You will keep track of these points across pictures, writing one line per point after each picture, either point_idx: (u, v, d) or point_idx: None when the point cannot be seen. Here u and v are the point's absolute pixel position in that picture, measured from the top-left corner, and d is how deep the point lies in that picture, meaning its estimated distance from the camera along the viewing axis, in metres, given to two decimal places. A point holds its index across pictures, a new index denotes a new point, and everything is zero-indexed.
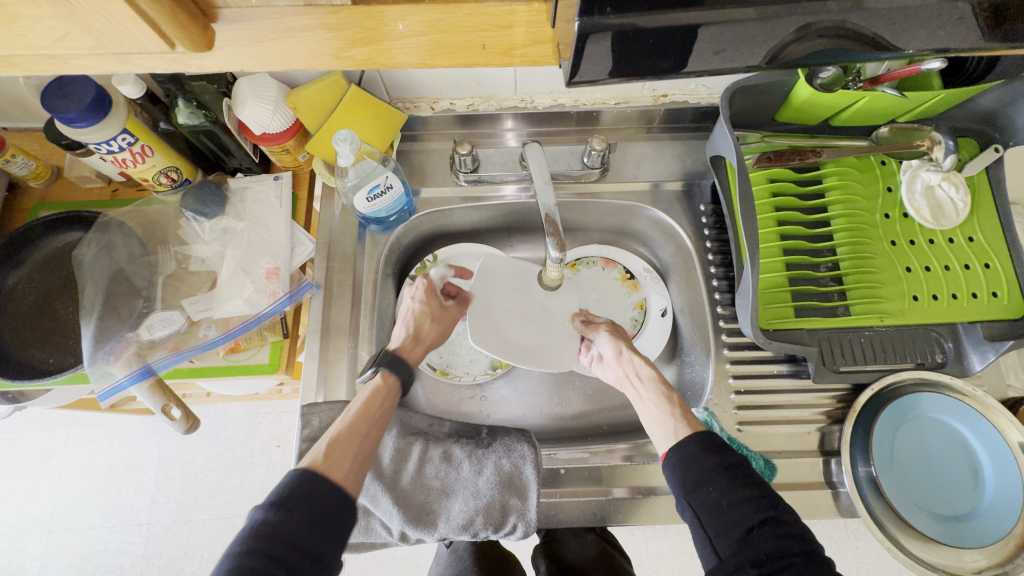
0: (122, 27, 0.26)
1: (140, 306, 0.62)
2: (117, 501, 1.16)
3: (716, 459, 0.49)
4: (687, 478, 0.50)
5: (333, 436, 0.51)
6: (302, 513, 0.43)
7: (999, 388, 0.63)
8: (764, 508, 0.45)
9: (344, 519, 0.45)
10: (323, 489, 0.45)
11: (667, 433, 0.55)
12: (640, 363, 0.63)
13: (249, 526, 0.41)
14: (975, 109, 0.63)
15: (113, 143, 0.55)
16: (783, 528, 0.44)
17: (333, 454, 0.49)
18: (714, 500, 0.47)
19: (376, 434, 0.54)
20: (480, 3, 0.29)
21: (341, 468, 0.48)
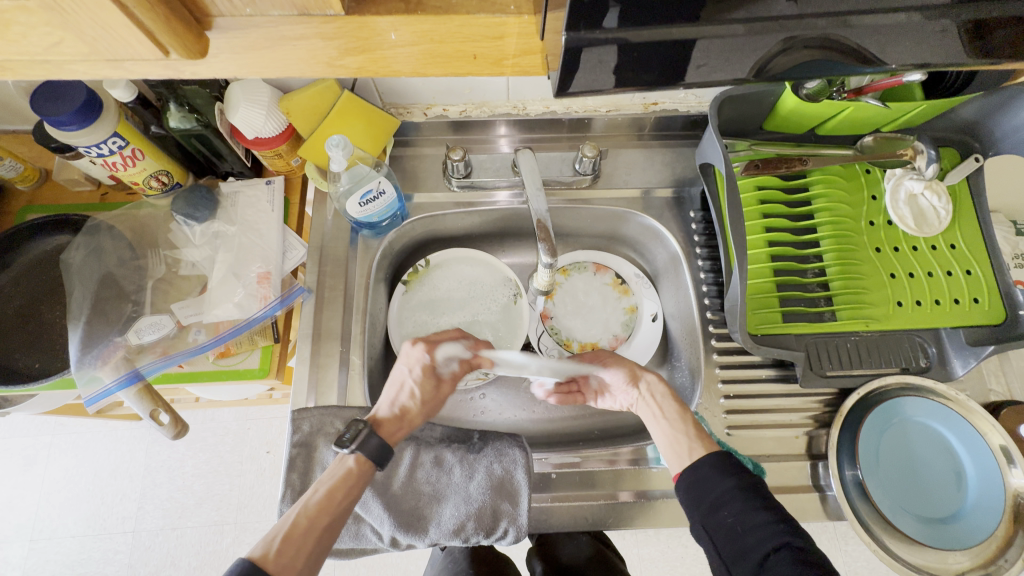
0: (117, 34, 0.26)
1: (129, 310, 0.62)
2: (102, 509, 1.14)
3: (733, 482, 0.49)
4: (702, 504, 0.50)
5: (288, 527, 0.47)
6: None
7: (980, 391, 0.65)
8: (781, 534, 0.45)
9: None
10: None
11: (681, 452, 0.55)
12: (653, 381, 0.63)
13: None
14: (954, 121, 0.65)
15: (103, 147, 0.55)
16: (800, 554, 0.43)
17: (285, 547, 0.45)
18: (729, 526, 0.47)
19: (338, 528, 0.49)
20: (470, 15, 0.29)
21: (292, 563, 0.45)
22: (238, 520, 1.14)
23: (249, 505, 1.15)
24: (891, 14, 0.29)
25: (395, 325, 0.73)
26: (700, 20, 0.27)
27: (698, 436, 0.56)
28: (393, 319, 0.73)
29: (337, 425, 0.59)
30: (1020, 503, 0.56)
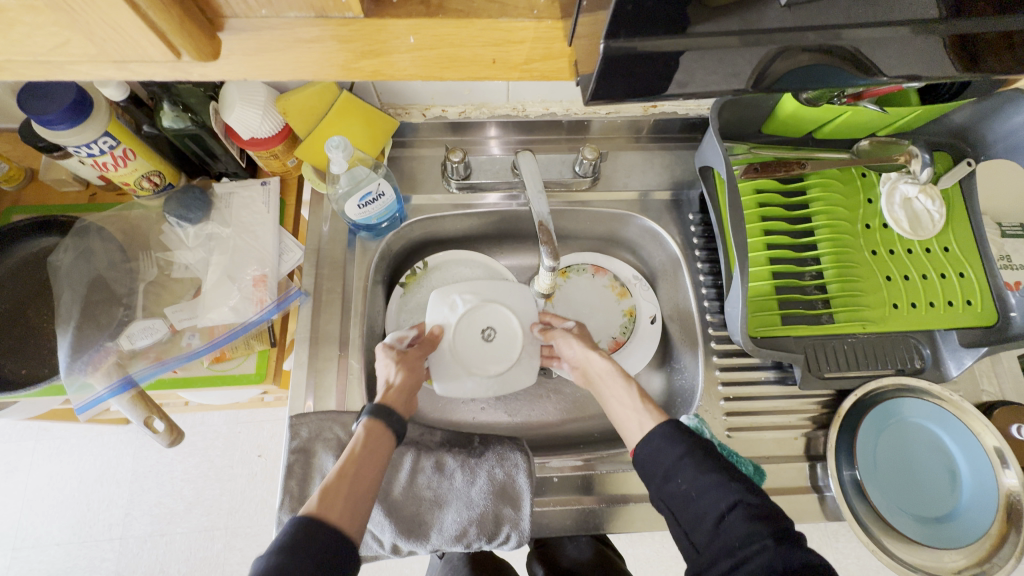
0: (126, 35, 0.25)
1: (120, 315, 0.60)
2: (87, 515, 1.11)
3: (680, 448, 0.50)
4: (657, 475, 0.50)
5: (324, 485, 0.48)
6: (304, 555, 0.40)
7: (973, 392, 0.66)
8: (734, 492, 0.45)
9: (349, 563, 0.42)
10: (324, 534, 0.42)
11: (633, 427, 0.56)
12: (597, 359, 0.63)
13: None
14: (947, 125, 0.66)
15: (93, 147, 0.53)
16: (754, 510, 0.44)
17: (327, 500, 0.46)
18: (683, 494, 0.47)
19: (371, 477, 0.50)
20: (493, 18, 0.29)
21: (336, 511, 0.45)
22: (229, 525, 1.12)
23: (240, 510, 1.13)
24: (879, 28, 0.29)
25: (393, 327, 0.72)
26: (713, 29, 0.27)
27: (646, 410, 0.56)
28: (392, 322, 0.72)
29: (336, 431, 0.58)
30: (1015, 502, 0.56)
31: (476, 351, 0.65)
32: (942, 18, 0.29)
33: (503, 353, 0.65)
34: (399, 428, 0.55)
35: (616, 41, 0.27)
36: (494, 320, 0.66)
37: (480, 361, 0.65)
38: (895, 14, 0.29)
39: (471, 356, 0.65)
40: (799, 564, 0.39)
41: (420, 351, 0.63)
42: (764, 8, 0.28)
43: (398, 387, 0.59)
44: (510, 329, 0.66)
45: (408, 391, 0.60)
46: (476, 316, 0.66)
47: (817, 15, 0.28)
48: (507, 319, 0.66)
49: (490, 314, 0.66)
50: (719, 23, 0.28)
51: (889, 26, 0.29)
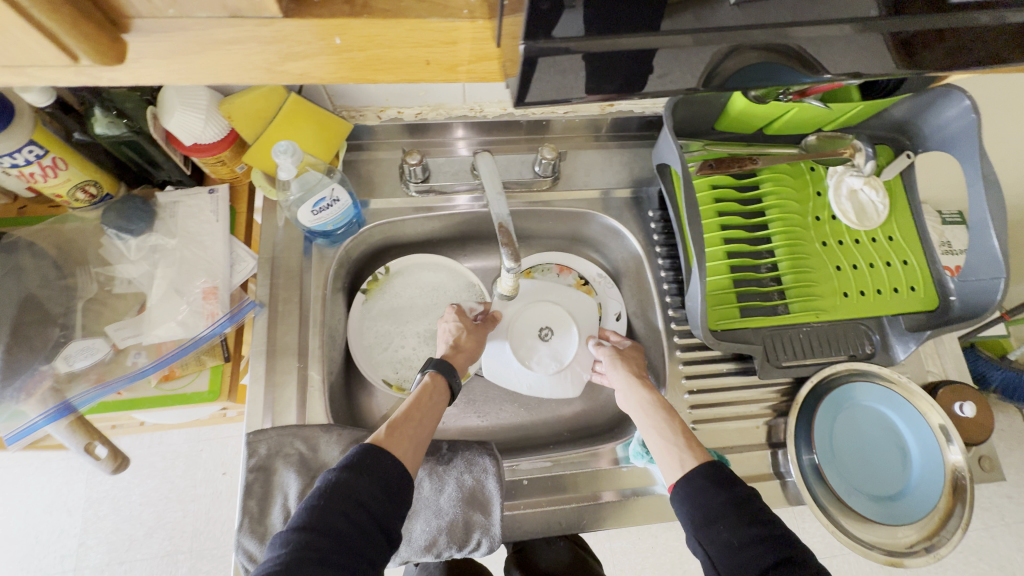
0: (13, 37, 0.23)
1: (56, 335, 0.56)
2: (37, 548, 1.04)
3: (725, 496, 0.48)
4: (698, 516, 0.48)
5: (391, 420, 0.53)
6: (370, 479, 0.45)
7: (919, 373, 0.69)
8: (780, 549, 0.44)
9: (406, 493, 0.47)
10: (388, 463, 0.47)
11: (673, 462, 0.54)
12: (639, 388, 0.62)
13: (323, 485, 0.44)
14: (888, 120, 0.69)
15: (19, 156, 0.50)
16: (799, 571, 0.42)
17: (395, 432, 0.51)
18: (726, 541, 0.46)
19: (430, 423, 0.55)
20: (422, 19, 0.28)
21: (402, 445, 0.50)
22: (194, 548, 1.07)
23: (206, 531, 1.09)
24: (822, 26, 0.29)
25: (356, 336, 0.70)
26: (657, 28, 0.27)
27: (689, 446, 0.55)
28: (355, 330, 0.71)
29: (297, 446, 0.56)
30: (960, 477, 0.59)
31: (533, 342, 0.71)
32: (880, 16, 0.29)
33: (557, 353, 0.71)
34: (455, 387, 0.61)
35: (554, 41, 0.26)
36: (554, 320, 0.73)
37: (533, 354, 0.71)
38: (839, 13, 0.29)
39: (527, 346, 0.71)
40: None
41: (485, 327, 0.69)
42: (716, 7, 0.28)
43: (462, 349, 0.65)
44: (567, 331, 0.72)
45: (472, 354, 0.66)
46: (539, 313, 0.73)
47: (761, 11, 0.28)
48: (565, 321, 0.73)
49: (547, 312, 0.73)
50: (676, 21, 0.27)
51: (833, 24, 0.29)
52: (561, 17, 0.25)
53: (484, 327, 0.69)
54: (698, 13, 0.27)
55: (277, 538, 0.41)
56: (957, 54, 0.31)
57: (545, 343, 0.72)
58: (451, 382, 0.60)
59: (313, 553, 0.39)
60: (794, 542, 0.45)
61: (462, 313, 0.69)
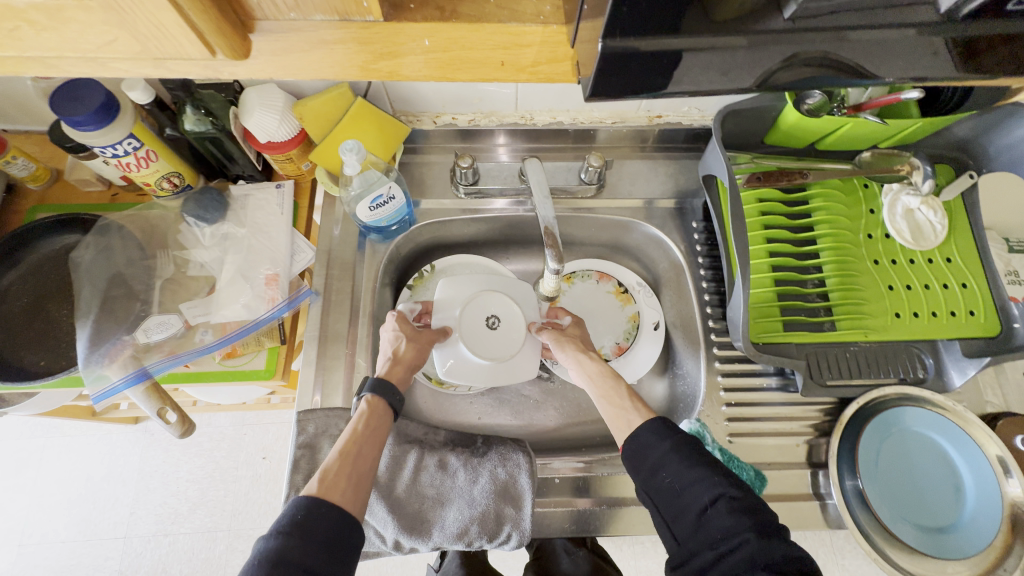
0: (170, 36, 0.27)
1: (138, 309, 0.62)
2: (94, 513, 1.12)
3: (667, 444, 0.49)
4: (642, 468, 0.49)
5: (326, 467, 0.50)
6: (303, 539, 0.43)
7: (977, 403, 0.66)
8: (718, 486, 0.45)
9: (351, 539, 0.46)
10: (324, 516, 0.45)
11: (621, 424, 0.55)
12: (586, 361, 0.63)
13: (255, 555, 0.42)
14: (949, 138, 0.67)
15: (118, 148, 0.55)
16: (737, 504, 0.43)
17: (328, 484, 0.49)
18: (668, 488, 0.47)
19: (372, 452, 0.53)
20: (503, 23, 0.31)
21: (339, 490, 0.48)
22: (232, 527, 1.13)
23: (244, 512, 1.14)
24: (878, 30, 0.29)
25: None
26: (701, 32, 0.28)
27: (636, 407, 0.56)
28: None
29: (341, 427, 0.60)
30: (1017, 512, 0.56)
31: (481, 339, 0.64)
32: None
33: (507, 341, 0.64)
34: (398, 406, 0.57)
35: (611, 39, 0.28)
36: (499, 308, 0.66)
37: (484, 348, 0.64)
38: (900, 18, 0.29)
39: (478, 342, 0.64)
40: (782, 559, 0.40)
41: (431, 335, 0.65)
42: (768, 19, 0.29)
43: (399, 360, 0.61)
44: (512, 319, 0.65)
45: (411, 364, 0.61)
46: (484, 303, 0.66)
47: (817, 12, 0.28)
48: (510, 306, 0.66)
49: (492, 301, 0.66)
50: (729, 27, 0.29)
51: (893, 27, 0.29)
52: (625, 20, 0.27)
53: (432, 336, 0.64)
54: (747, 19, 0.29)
55: None
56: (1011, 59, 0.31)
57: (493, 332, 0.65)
58: (389, 400, 0.56)
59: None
60: (736, 478, 0.46)
61: (405, 319, 0.65)
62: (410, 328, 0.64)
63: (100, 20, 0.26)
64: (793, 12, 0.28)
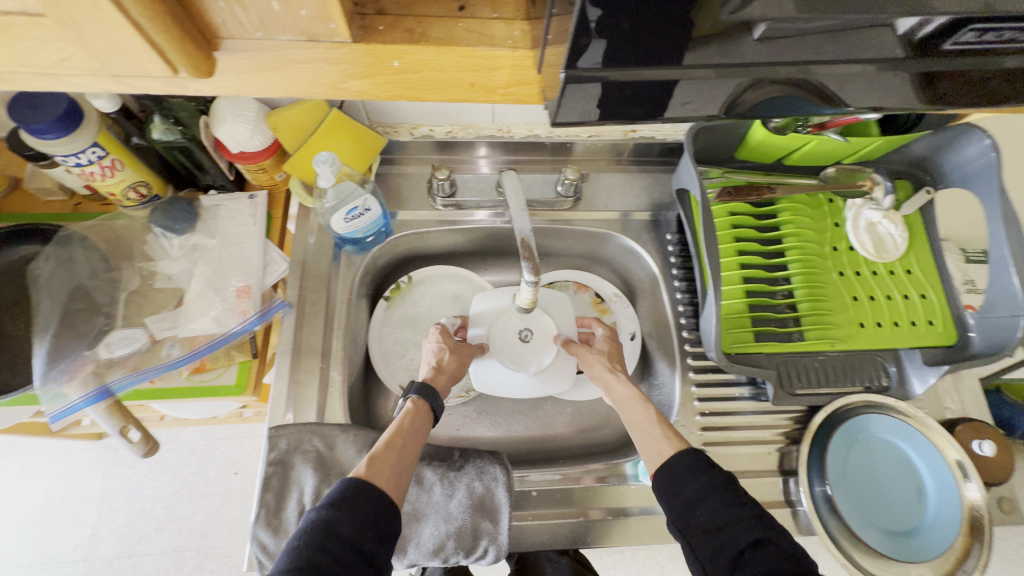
0: (130, 54, 0.27)
1: (100, 324, 0.59)
2: (52, 535, 1.07)
3: (703, 480, 0.48)
4: (677, 503, 0.49)
5: (372, 452, 0.52)
6: (352, 514, 0.44)
7: (937, 409, 0.69)
8: (755, 529, 0.44)
9: (394, 523, 0.47)
10: (372, 496, 0.47)
11: (651, 452, 0.54)
12: (616, 385, 0.63)
13: (306, 524, 0.43)
14: (908, 155, 0.70)
15: (82, 157, 0.53)
16: (773, 548, 0.42)
17: (375, 466, 0.50)
18: (704, 526, 0.46)
19: (414, 449, 0.55)
20: (471, 47, 0.31)
21: (385, 475, 0.50)
22: (201, 546, 1.09)
23: (213, 530, 1.10)
24: (850, 65, 0.30)
25: (376, 340, 0.73)
26: (680, 63, 0.29)
27: (667, 437, 0.55)
28: (374, 335, 0.73)
29: (315, 443, 0.58)
30: (978, 515, 0.58)
31: (517, 350, 0.68)
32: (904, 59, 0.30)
33: (540, 355, 0.68)
34: (438, 410, 0.61)
35: (569, 71, 0.28)
36: (534, 322, 0.69)
37: (518, 359, 0.68)
38: (865, 53, 0.30)
39: (512, 354, 0.68)
40: None
41: (471, 347, 0.69)
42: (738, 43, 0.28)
43: (443, 370, 0.65)
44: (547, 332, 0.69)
45: (453, 373, 0.66)
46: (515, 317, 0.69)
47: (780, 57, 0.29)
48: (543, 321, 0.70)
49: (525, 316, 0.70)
50: (702, 56, 0.29)
51: (859, 63, 0.30)
52: (597, 51, 0.27)
53: (471, 348, 0.69)
54: (724, 49, 0.29)
55: None
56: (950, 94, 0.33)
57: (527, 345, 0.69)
58: (433, 405, 0.60)
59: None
60: (770, 522, 0.44)
61: (446, 333, 0.69)
62: (453, 340, 0.68)
63: (56, 37, 0.26)
64: (762, 33, 0.28)
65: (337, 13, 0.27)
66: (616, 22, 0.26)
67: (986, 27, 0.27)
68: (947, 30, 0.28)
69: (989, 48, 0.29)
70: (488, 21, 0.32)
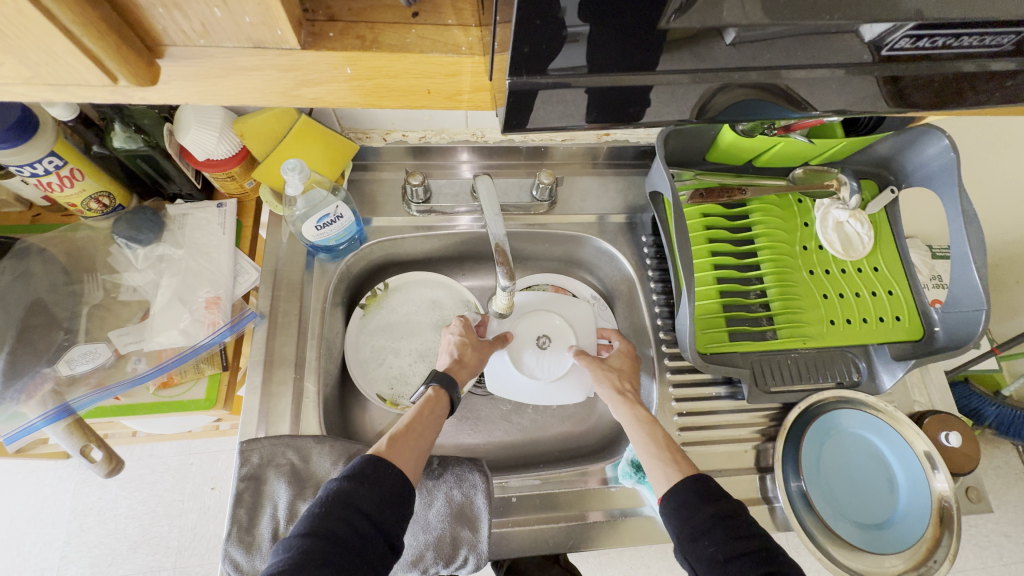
0: (64, 62, 0.26)
1: (60, 339, 0.57)
2: (17, 560, 1.03)
3: (710, 509, 0.48)
4: (684, 530, 0.48)
5: (393, 432, 0.53)
6: (372, 489, 0.45)
7: (906, 403, 0.70)
8: (765, 562, 0.44)
9: (409, 502, 0.47)
10: (391, 474, 0.47)
11: (658, 475, 0.54)
12: (623, 404, 0.63)
13: (326, 493, 0.44)
14: (872, 155, 0.72)
15: (38, 166, 0.51)
16: None
17: (395, 446, 0.51)
18: (712, 557, 0.45)
19: (430, 437, 0.55)
20: (425, 53, 0.31)
21: (403, 456, 0.50)
22: (177, 565, 1.05)
23: (190, 548, 1.07)
24: (814, 70, 0.31)
25: (352, 349, 0.72)
26: (654, 69, 0.29)
27: (674, 460, 0.55)
28: (351, 343, 0.72)
29: (289, 456, 0.57)
30: (946, 506, 0.60)
31: (534, 355, 0.72)
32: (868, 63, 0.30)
33: (558, 362, 0.72)
34: (455, 402, 0.61)
35: (517, 77, 0.28)
36: (552, 329, 0.73)
37: (537, 366, 0.72)
38: (829, 60, 0.30)
39: (529, 356, 0.72)
40: None
41: (491, 343, 0.70)
42: (713, 44, 0.28)
43: (465, 363, 0.65)
44: (565, 338, 0.73)
45: (472, 367, 0.66)
46: (536, 324, 0.74)
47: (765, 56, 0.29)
48: (563, 331, 0.74)
49: (545, 322, 0.74)
50: (673, 61, 0.29)
51: (825, 69, 0.31)
52: (578, 54, 0.27)
53: (492, 344, 0.70)
54: (695, 53, 0.28)
55: (279, 549, 0.41)
56: (902, 97, 0.34)
57: (544, 352, 0.72)
58: (451, 395, 0.61)
59: (315, 558, 0.39)
60: (775, 553, 0.45)
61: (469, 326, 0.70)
62: (475, 336, 0.68)
63: None
64: (733, 39, 0.28)
65: (283, 20, 0.27)
66: (576, 34, 0.26)
67: (920, 33, 0.28)
68: (886, 37, 0.28)
69: (930, 54, 0.30)
70: (444, 27, 0.32)
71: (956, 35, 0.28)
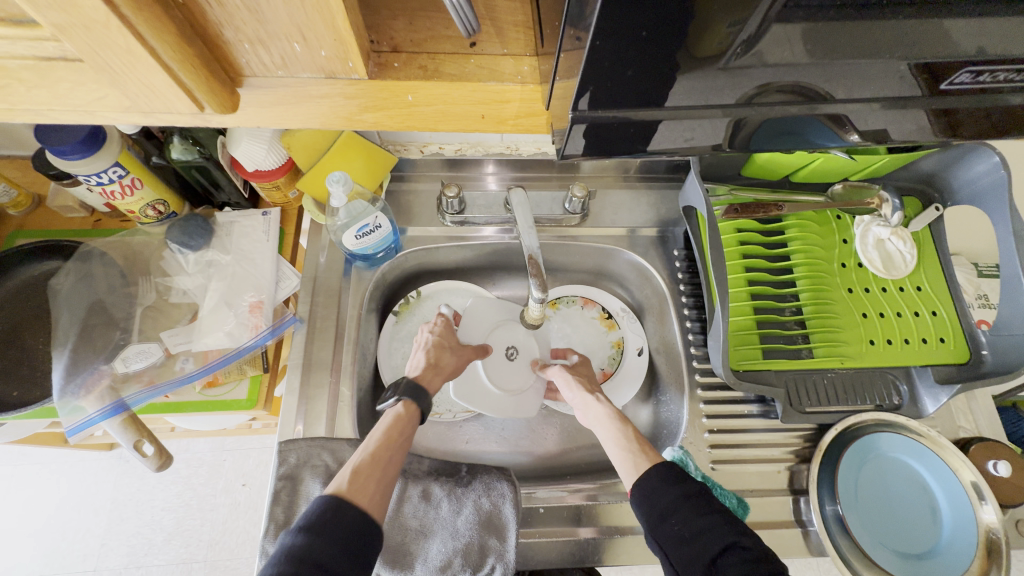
0: (159, 92, 0.29)
1: (117, 338, 0.61)
2: (62, 545, 1.08)
3: (677, 490, 0.48)
4: (652, 512, 0.48)
5: (355, 465, 0.51)
6: (327, 540, 0.42)
7: (951, 428, 0.68)
8: (727, 534, 0.43)
9: (369, 545, 0.45)
10: (347, 517, 0.45)
11: (628, 468, 0.53)
12: (596, 404, 0.62)
13: (280, 549, 0.41)
14: (916, 172, 0.70)
15: (104, 176, 0.55)
16: (747, 553, 0.41)
17: (357, 480, 0.49)
18: (677, 535, 0.45)
19: (395, 463, 0.53)
20: (481, 82, 0.32)
21: (366, 491, 0.48)
22: (208, 558, 1.09)
23: (221, 542, 1.10)
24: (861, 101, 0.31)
25: (385, 356, 0.74)
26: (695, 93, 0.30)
27: (643, 451, 0.54)
28: (383, 349, 0.74)
29: (323, 458, 0.59)
30: (993, 539, 0.57)
31: (499, 364, 0.70)
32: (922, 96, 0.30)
33: (523, 374, 0.70)
34: (426, 409, 0.61)
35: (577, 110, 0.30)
36: (519, 341, 0.72)
37: (501, 376, 0.70)
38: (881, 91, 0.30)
39: (497, 366, 0.70)
40: None
41: (470, 348, 0.70)
42: (751, 69, 0.28)
43: (440, 368, 0.64)
44: (530, 350, 0.72)
45: (445, 369, 0.65)
46: (503, 334, 0.73)
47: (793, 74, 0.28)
48: (530, 341, 0.73)
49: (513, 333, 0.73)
50: (715, 88, 0.29)
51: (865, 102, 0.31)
52: (623, 77, 0.28)
53: (470, 350, 0.69)
54: (731, 74, 0.28)
55: None
56: (954, 128, 0.34)
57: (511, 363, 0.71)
58: (422, 406, 0.60)
59: None
60: (743, 527, 0.44)
61: (449, 324, 0.70)
62: (453, 337, 0.69)
63: (91, 79, 0.28)
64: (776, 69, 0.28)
65: (355, 53, 0.29)
66: (621, 61, 0.27)
67: (980, 68, 0.28)
68: (938, 72, 0.28)
69: (989, 88, 0.30)
70: (498, 57, 0.34)
71: (1018, 70, 0.28)
